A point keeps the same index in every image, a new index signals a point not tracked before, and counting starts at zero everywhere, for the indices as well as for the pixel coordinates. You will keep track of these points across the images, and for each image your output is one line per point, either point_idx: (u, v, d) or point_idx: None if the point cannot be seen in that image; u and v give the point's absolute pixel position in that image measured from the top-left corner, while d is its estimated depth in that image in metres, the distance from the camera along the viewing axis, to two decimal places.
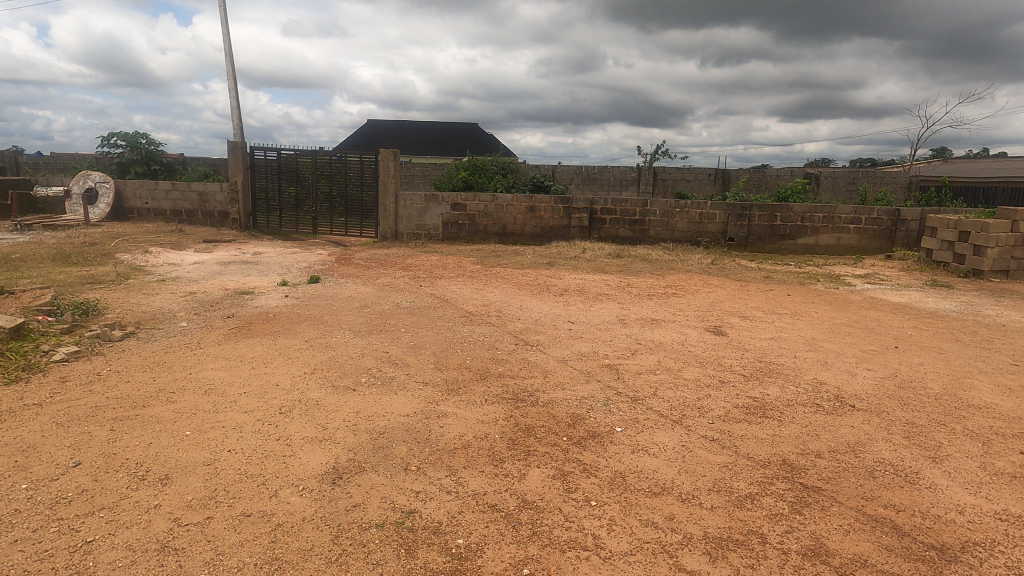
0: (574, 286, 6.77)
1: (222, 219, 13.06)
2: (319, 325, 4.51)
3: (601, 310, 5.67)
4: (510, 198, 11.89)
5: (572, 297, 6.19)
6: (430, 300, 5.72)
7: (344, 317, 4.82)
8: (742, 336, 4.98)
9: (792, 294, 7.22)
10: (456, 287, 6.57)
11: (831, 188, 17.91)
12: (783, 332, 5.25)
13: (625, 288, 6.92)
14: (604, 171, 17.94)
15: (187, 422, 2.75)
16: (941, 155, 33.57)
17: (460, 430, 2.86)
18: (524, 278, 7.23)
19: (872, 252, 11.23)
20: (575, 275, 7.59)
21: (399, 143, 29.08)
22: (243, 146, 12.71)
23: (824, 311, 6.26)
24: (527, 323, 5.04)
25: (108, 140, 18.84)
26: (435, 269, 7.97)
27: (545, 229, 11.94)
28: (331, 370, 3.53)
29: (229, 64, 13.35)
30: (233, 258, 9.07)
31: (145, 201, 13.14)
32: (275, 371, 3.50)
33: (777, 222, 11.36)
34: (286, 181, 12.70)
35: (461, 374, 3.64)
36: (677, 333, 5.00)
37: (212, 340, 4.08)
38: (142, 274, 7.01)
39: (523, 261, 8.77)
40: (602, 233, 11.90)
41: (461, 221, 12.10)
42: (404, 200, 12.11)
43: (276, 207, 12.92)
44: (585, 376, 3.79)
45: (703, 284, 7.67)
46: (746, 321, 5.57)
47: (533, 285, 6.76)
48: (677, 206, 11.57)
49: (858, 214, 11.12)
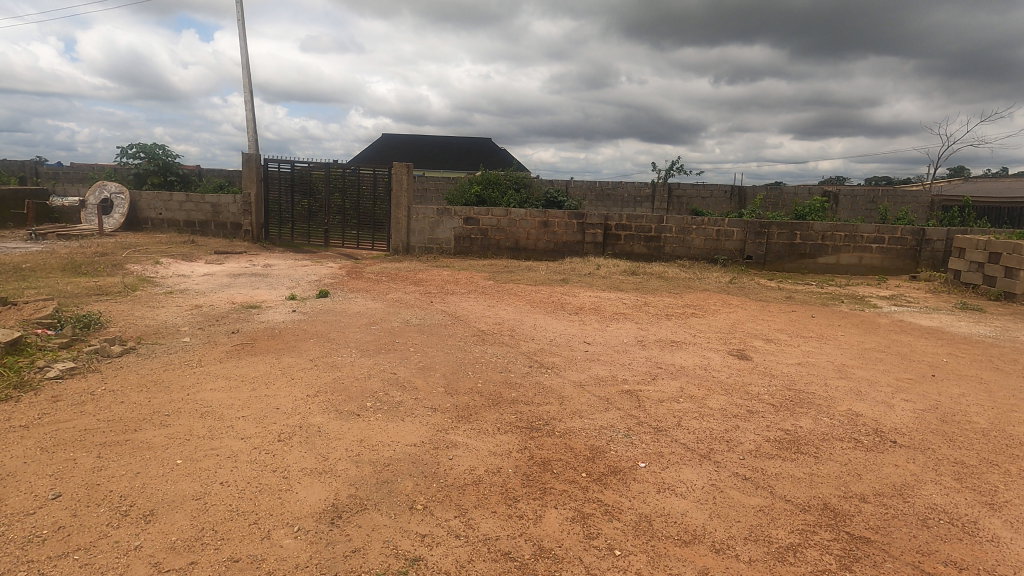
0: (589, 304, 6.56)
1: (235, 230, 13.05)
2: (325, 343, 4.33)
3: (618, 330, 5.45)
4: (523, 213, 11.75)
5: (587, 316, 5.98)
6: (440, 318, 5.54)
7: (352, 335, 4.64)
8: (768, 361, 4.72)
9: (815, 316, 6.95)
10: (468, 304, 6.39)
11: (850, 207, 17.58)
12: (811, 357, 4.98)
13: (642, 307, 6.70)
14: (618, 187, 17.79)
15: (178, 449, 2.56)
16: (959, 173, 33.13)
17: (470, 463, 2.65)
18: (537, 295, 7.03)
19: (895, 272, 10.90)
20: (590, 293, 7.37)
21: (412, 156, 29.24)
22: (257, 158, 12.74)
23: (852, 335, 5.97)
24: (542, 343, 4.82)
25: (126, 152, 19.13)
26: (446, 284, 7.80)
27: (558, 244, 11.76)
28: (336, 392, 3.35)
29: (245, 77, 13.44)
30: (243, 270, 8.99)
31: (159, 211, 13.19)
32: (277, 392, 3.33)
33: (797, 241, 11.08)
34: (298, 193, 12.69)
35: (473, 399, 3.43)
36: (698, 356, 4.76)
37: (214, 357, 3.92)
38: (150, 285, 6.93)
39: (536, 277, 8.59)
40: (617, 250, 11.70)
41: (473, 236, 11.97)
42: (416, 213, 12.00)
43: (288, 219, 12.90)
44: (604, 403, 3.56)
45: (723, 303, 7.42)
46: (771, 344, 5.31)
47: (547, 303, 6.56)
48: (694, 223, 11.34)
49: (882, 233, 10.82)
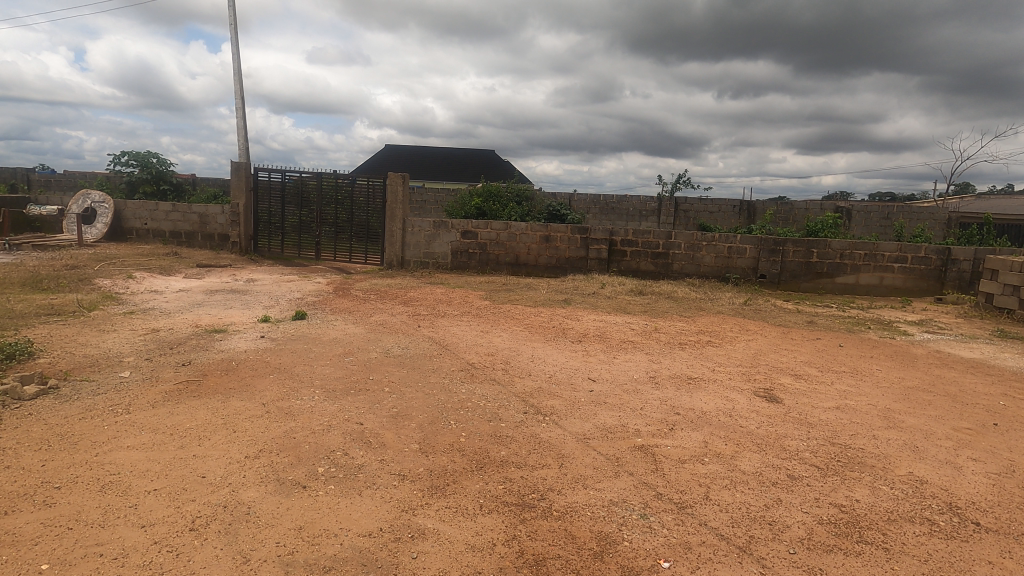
0: (593, 330, 5.92)
1: (222, 242, 12.47)
2: (285, 381, 3.69)
3: (627, 364, 4.80)
4: (524, 227, 11.16)
5: (591, 346, 5.33)
6: (426, 347, 4.90)
7: (319, 370, 4.00)
8: (802, 405, 4.07)
9: (843, 345, 6.29)
10: (459, 328, 5.77)
11: (863, 223, 16.97)
12: (849, 399, 4.33)
13: (652, 333, 6.06)
14: (622, 201, 17.22)
15: (50, 547, 1.93)
16: (964, 190, 32.76)
17: (440, 565, 2.00)
18: (536, 319, 6.40)
19: (918, 293, 10.26)
20: (595, 316, 6.74)
21: (414, 167, 28.81)
22: (247, 166, 12.21)
23: (888, 369, 5.31)
24: (540, 381, 4.18)
25: (120, 159, 18.72)
26: (438, 305, 7.18)
27: (560, 260, 11.16)
28: (282, 452, 2.71)
29: (237, 83, 12.96)
30: (222, 285, 8.40)
31: (144, 221, 12.64)
32: (211, 452, 2.69)
33: (814, 259, 10.46)
34: (290, 204, 12.15)
35: (452, 461, 2.79)
36: (721, 398, 4.10)
37: (147, 400, 3.28)
38: (113, 304, 6.33)
39: (536, 297, 7.97)
40: (622, 266, 11.09)
41: (471, 250, 11.37)
42: (412, 226, 11.42)
43: (278, 231, 12.34)
44: (615, 466, 2.91)
45: (740, 328, 6.78)
46: (800, 382, 4.67)
47: (548, 329, 5.92)
48: (704, 239, 10.73)
49: (904, 252, 10.19)
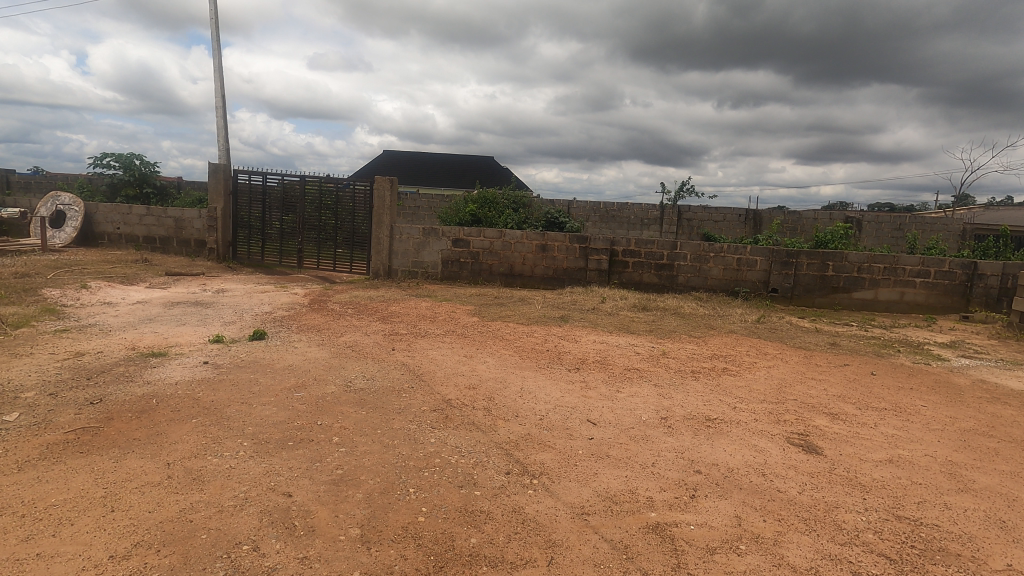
0: (592, 355, 5.18)
1: (199, 248, 11.75)
2: (208, 429, 2.95)
3: (634, 399, 4.07)
4: (519, 235, 10.45)
5: (590, 375, 4.59)
6: (396, 378, 4.16)
7: (257, 412, 3.26)
8: (848, 459, 3.33)
9: (876, 373, 5.55)
10: (440, 352, 5.05)
11: (874, 234, 16.30)
12: (901, 448, 3.58)
13: (660, 358, 5.34)
14: (623, 208, 16.53)
15: None
16: (965, 201, 32.27)
17: None
18: (528, 340, 5.66)
19: (942, 310, 9.55)
20: (594, 337, 6.01)
21: (411, 173, 28.16)
22: (226, 168, 11.52)
23: (935, 406, 4.57)
24: (527, 425, 3.43)
25: (102, 161, 18.05)
26: (419, 322, 6.45)
27: (558, 271, 10.45)
28: (166, 548, 1.97)
29: (217, 81, 12.29)
30: (185, 296, 7.68)
31: (117, 226, 11.95)
32: (64, 549, 1.94)
33: (829, 272, 9.75)
34: (271, 209, 11.45)
35: (401, 558, 2.05)
36: (748, 448, 3.37)
37: (17, 459, 2.54)
38: (49, 319, 5.61)
39: (530, 312, 7.25)
40: (623, 278, 10.38)
41: (463, 259, 10.67)
42: (400, 233, 10.72)
43: (259, 237, 11.63)
44: (623, 562, 2.17)
45: (758, 352, 6.06)
46: (838, 425, 3.93)
47: (541, 353, 5.17)
48: (711, 250, 10.03)
49: (927, 265, 9.49)
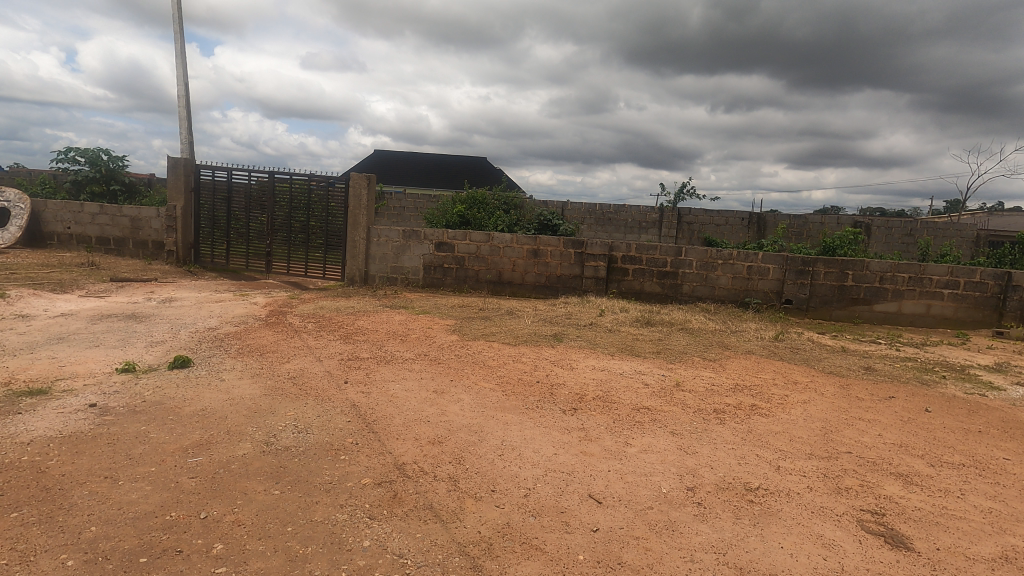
0: (592, 390, 4.22)
1: (157, 250, 10.70)
2: (20, 538, 1.96)
3: (649, 460, 3.12)
4: (508, 239, 9.51)
5: (590, 421, 3.62)
6: (337, 427, 3.18)
7: (117, 496, 2.27)
8: (951, 561, 2.39)
9: (931, 410, 4.62)
10: (405, 385, 4.07)
11: (883, 240, 15.49)
12: (1012, 536, 2.65)
13: (674, 392, 4.39)
14: (621, 211, 15.63)
15: None
16: (955, 208, 32.10)
17: None
18: (514, 367, 4.70)
19: (971, 325, 8.68)
20: (593, 362, 5.05)
21: (400, 173, 27.13)
22: (187, 163, 10.49)
23: (1020, 459, 3.64)
24: (506, 510, 2.47)
25: (67, 156, 16.95)
26: (387, 341, 5.48)
27: (551, 278, 9.52)
28: None
29: (180, 68, 11.26)
30: (121, 307, 6.68)
31: (67, 225, 10.92)
32: None
33: (848, 282, 8.87)
34: (237, 208, 10.42)
35: None
36: (814, 543, 2.43)
37: None
38: None
39: (519, 329, 6.29)
40: (623, 287, 9.45)
41: (447, 265, 9.71)
42: (378, 236, 9.75)
43: (223, 239, 10.62)
44: None
45: (787, 381, 5.12)
46: (917, 495, 2.99)
47: (529, 387, 4.21)
48: (719, 257, 9.13)
49: (955, 275, 8.63)
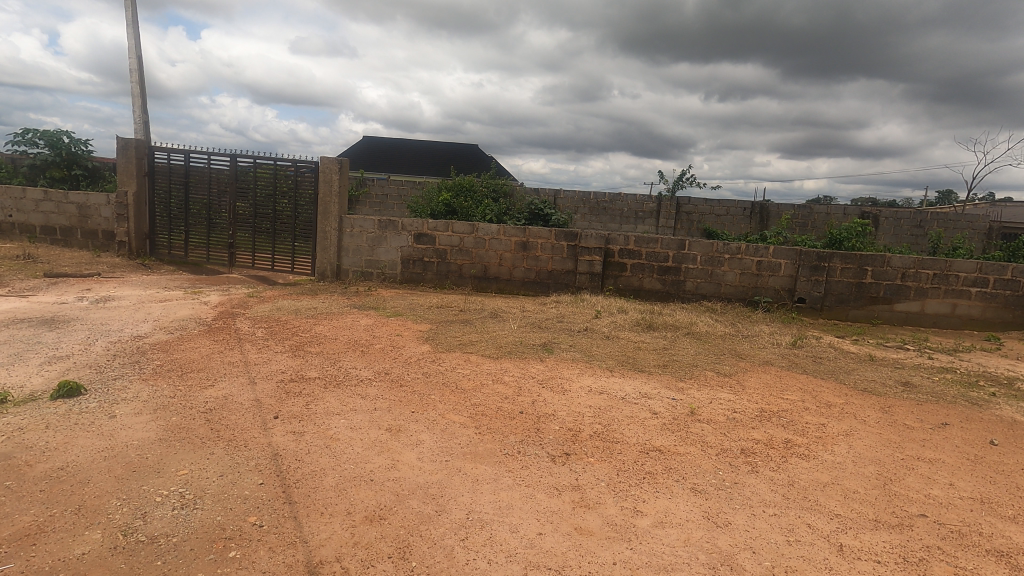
0: (590, 425, 3.38)
1: (108, 241, 9.72)
2: None
3: (668, 541, 2.28)
4: (494, 230, 8.62)
5: (587, 476, 2.77)
6: (241, 496, 2.31)
7: None
8: None
9: (998, 442, 3.81)
10: (351, 421, 3.20)
11: (892, 231, 14.71)
12: None
13: (690, 425, 3.55)
14: (616, 200, 14.78)
15: None
16: (948, 199, 31.67)
17: None
18: (494, 391, 3.84)
19: (1001, 326, 7.92)
20: (589, 382, 4.20)
21: (386, 160, 26.07)
22: (140, 144, 9.46)
23: None
24: None
25: (26, 137, 15.74)
26: (344, 355, 4.60)
27: (541, 273, 8.66)
28: None
29: (134, 38, 10.19)
30: (41, 309, 5.76)
31: (8, 212, 9.93)
32: None
33: (867, 279, 8.07)
34: (195, 195, 9.45)
35: None
36: None
37: None
38: None
39: (503, 335, 5.43)
40: (620, 284, 8.61)
41: (427, 259, 8.82)
42: (351, 226, 8.85)
43: (181, 228, 9.65)
44: None
45: (820, 404, 4.30)
46: None
47: (510, 421, 3.35)
48: (726, 251, 8.30)
49: (984, 272, 7.86)
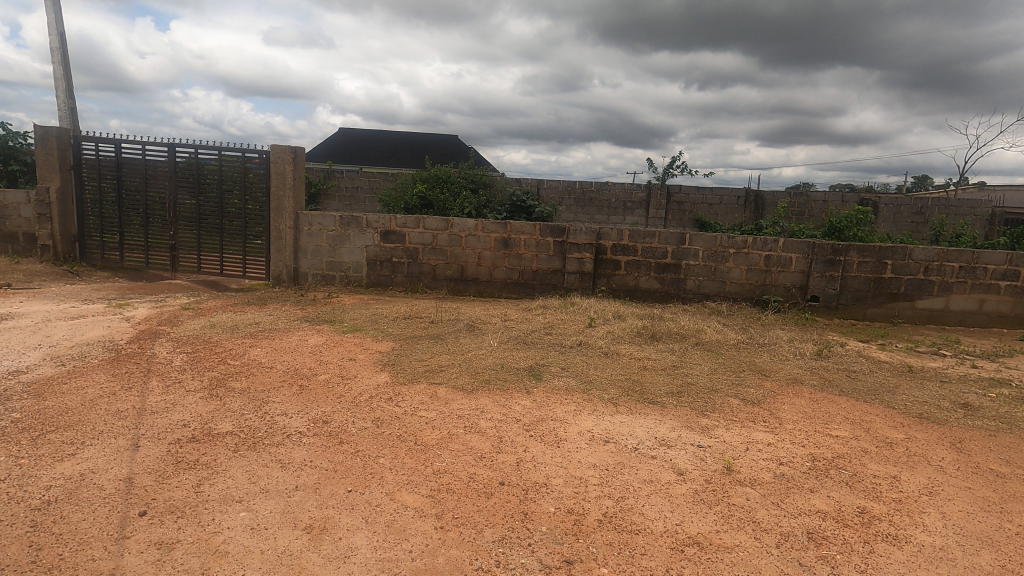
0: (598, 504, 2.42)
1: (31, 245, 8.50)
2: None
3: None
4: (471, 225, 7.63)
5: None
6: None
7: None
8: None
9: None
10: (255, 515, 2.20)
11: (892, 218, 14.00)
12: None
13: (732, 494, 2.62)
14: (603, 190, 13.84)
15: None
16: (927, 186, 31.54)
17: None
18: (466, 449, 2.86)
19: None
20: (591, 426, 3.24)
21: (362, 152, 24.75)
22: (62, 133, 8.25)
23: None
24: None
25: None
26: (276, 394, 3.59)
27: (525, 274, 7.71)
28: None
29: (54, 12, 8.94)
30: None
31: None
32: None
33: (886, 274, 7.24)
34: (129, 191, 8.27)
35: None
36: None
37: None
38: None
39: (482, 357, 4.46)
40: (614, 284, 7.68)
41: (396, 259, 7.80)
42: (309, 224, 7.79)
43: (115, 229, 8.48)
44: None
45: (880, 443, 3.40)
46: None
47: (486, 504, 2.38)
48: (732, 245, 7.41)
49: (1015, 264, 7.05)
